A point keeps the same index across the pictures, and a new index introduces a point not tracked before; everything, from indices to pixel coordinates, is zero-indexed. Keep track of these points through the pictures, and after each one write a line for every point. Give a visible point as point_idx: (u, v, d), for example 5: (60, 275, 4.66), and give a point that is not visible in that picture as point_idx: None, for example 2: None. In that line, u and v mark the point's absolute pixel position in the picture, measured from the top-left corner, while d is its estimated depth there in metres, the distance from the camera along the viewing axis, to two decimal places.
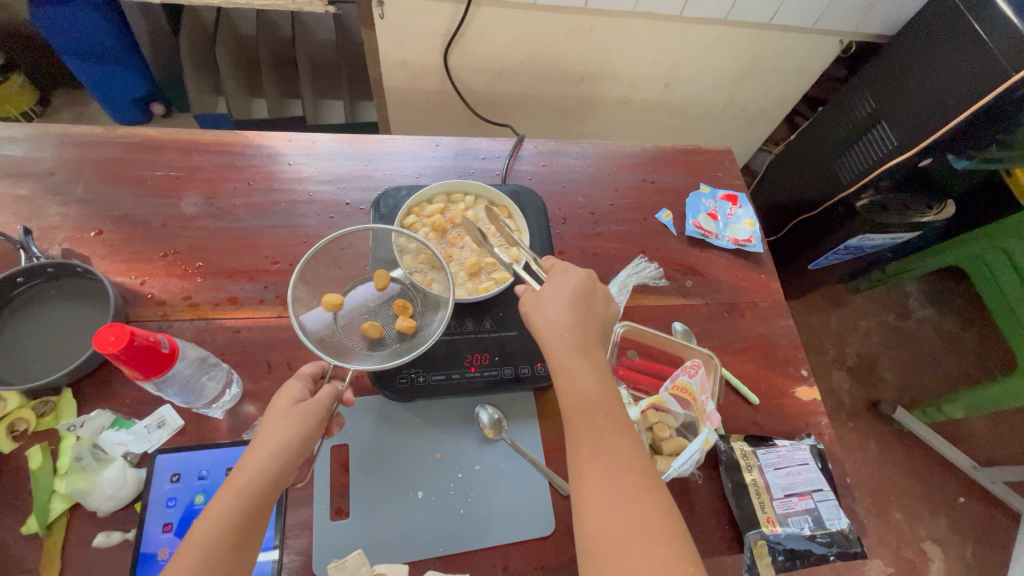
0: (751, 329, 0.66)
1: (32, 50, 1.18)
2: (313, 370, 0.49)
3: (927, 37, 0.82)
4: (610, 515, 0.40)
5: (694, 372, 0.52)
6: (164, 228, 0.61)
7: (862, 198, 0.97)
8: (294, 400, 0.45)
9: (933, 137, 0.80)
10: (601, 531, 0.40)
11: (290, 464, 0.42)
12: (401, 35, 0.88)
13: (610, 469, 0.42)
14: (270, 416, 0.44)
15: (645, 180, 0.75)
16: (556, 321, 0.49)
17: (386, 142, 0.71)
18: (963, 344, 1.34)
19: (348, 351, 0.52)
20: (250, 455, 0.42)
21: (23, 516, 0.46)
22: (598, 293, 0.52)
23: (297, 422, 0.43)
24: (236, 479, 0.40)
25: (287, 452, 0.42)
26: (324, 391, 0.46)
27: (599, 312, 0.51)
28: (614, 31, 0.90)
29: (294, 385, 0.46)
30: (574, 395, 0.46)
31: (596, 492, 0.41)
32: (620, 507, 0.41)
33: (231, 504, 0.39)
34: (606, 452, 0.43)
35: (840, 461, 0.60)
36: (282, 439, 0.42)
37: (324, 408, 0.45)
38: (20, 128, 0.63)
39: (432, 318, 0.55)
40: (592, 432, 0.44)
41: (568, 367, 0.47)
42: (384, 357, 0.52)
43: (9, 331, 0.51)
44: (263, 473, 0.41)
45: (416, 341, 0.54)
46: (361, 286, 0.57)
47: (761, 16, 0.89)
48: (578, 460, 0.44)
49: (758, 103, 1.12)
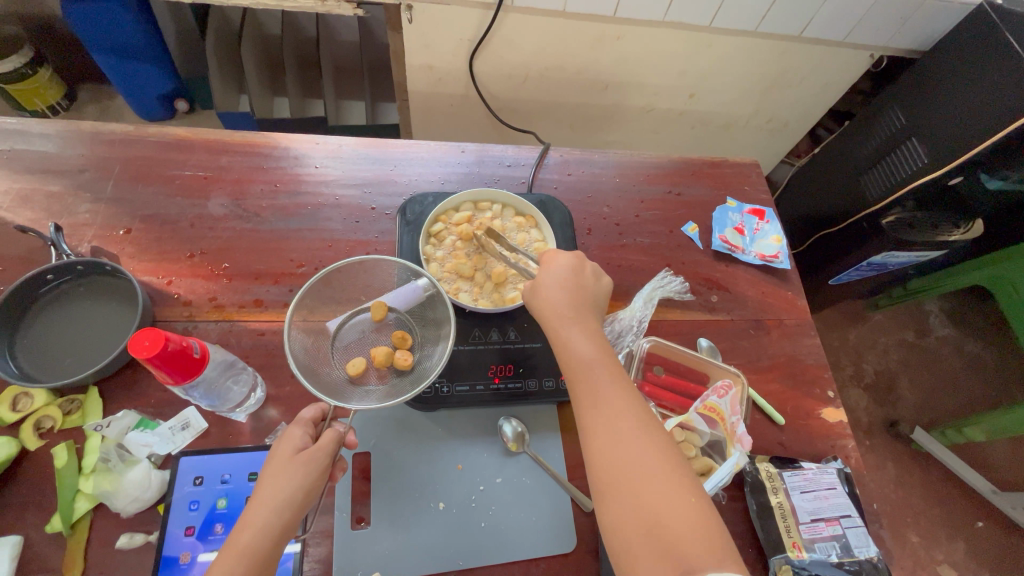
0: (777, 348, 0.65)
1: (61, 45, 1.19)
2: (313, 414, 0.47)
3: (963, 55, 0.81)
4: (616, 464, 0.40)
5: (725, 392, 0.51)
6: (191, 228, 0.61)
7: (887, 215, 0.96)
8: (296, 450, 0.43)
9: (966, 155, 0.79)
10: (610, 476, 0.40)
11: (294, 519, 0.41)
12: (428, 40, 0.88)
13: (610, 419, 0.42)
14: (272, 469, 0.42)
15: (671, 193, 0.74)
16: (548, 302, 0.49)
17: (412, 147, 0.71)
18: (984, 365, 1.31)
19: (347, 390, 0.50)
20: (251, 512, 0.40)
21: (48, 515, 0.47)
22: (586, 270, 0.52)
23: (298, 475, 0.42)
24: (237, 540, 0.39)
25: (289, 508, 0.41)
26: (325, 436, 0.44)
27: (590, 287, 0.51)
28: (641, 40, 0.89)
29: (295, 433, 0.44)
30: (571, 359, 0.46)
31: (599, 441, 0.42)
32: (624, 452, 0.41)
33: (235, 566, 0.38)
34: (605, 403, 0.43)
35: (867, 486, 0.59)
36: (284, 495, 0.41)
37: (325, 456, 0.43)
38: (52, 125, 0.64)
39: (431, 351, 0.54)
40: (588, 388, 0.44)
41: (565, 335, 0.47)
42: (385, 394, 0.51)
43: (38, 328, 0.52)
44: (267, 533, 0.40)
45: (416, 375, 0.52)
46: (361, 315, 0.56)
47: (791, 28, 0.88)
48: (581, 418, 0.44)
49: (783, 115, 1.11)
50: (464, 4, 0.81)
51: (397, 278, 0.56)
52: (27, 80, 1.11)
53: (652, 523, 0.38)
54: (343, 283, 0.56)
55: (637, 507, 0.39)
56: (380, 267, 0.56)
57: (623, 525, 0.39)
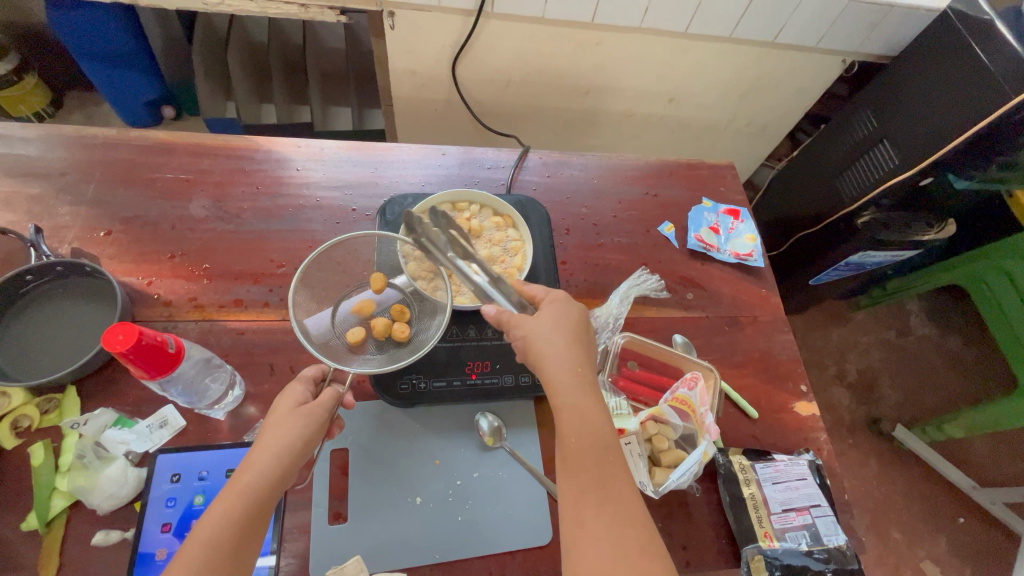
0: (752, 343, 0.67)
1: (48, 52, 1.20)
2: (314, 372, 0.49)
3: (931, 59, 0.83)
4: (609, 556, 0.39)
5: (694, 384, 0.53)
6: (172, 229, 0.62)
7: (863, 215, 0.97)
8: (296, 404, 0.45)
9: (932, 156, 0.81)
10: (597, 568, 0.38)
11: (292, 466, 0.42)
12: (411, 46, 0.90)
13: (614, 509, 0.40)
14: (275, 417, 0.43)
15: (649, 194, 0.76)
16: (551, 341, 0.47)
17: (393, 150, 0.72)
18: (963, 363, 1.34)
19: (348, 356, 0.53)
20: (251, 457, 0.41)
21: (23, 513, 0.47)
22: (598, 328, 0.51)
23: (297, 426, 0.43)
24: (237, 480, 0.40)
25: (289, 455, 0.42)
26: (325, 394, 0.45)
27: (595, 342, 0.50)
28: (619, 45, 0.92)
29: (296, 387, 0.46)
30: (584, 431, 0.43)
31: (597, 527, 0.40)
32: (618, 547, 0.39)
33: (234, 505, 0.38)
34: (609, 489, 0.41)
35: (838, 477, 0.60)
36: (283, 442, 0.42)
37: (325, 411, 0.45)
38: (34, 129, 0.65)
39: (428, 324, 0.56)
40: (598, 467, 0.42)
41: (579, 403, 0.45)
42: (383, 362, 0.53)
43: (16, 328, 0.52)
44: (265, 476, 0.40)
45: (413, 346, 0.55)
46: (363, 289, 0.59)
47: (765, 34, 0.90)
48: (579, 497, 0.41)
49: (761, 119, 1.14)
50: (445, 11, 0.83)
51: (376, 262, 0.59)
52: (12, 86, 1.12)
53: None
54: (344, 261, 0.58)
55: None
56: (378, 247, 0.58)
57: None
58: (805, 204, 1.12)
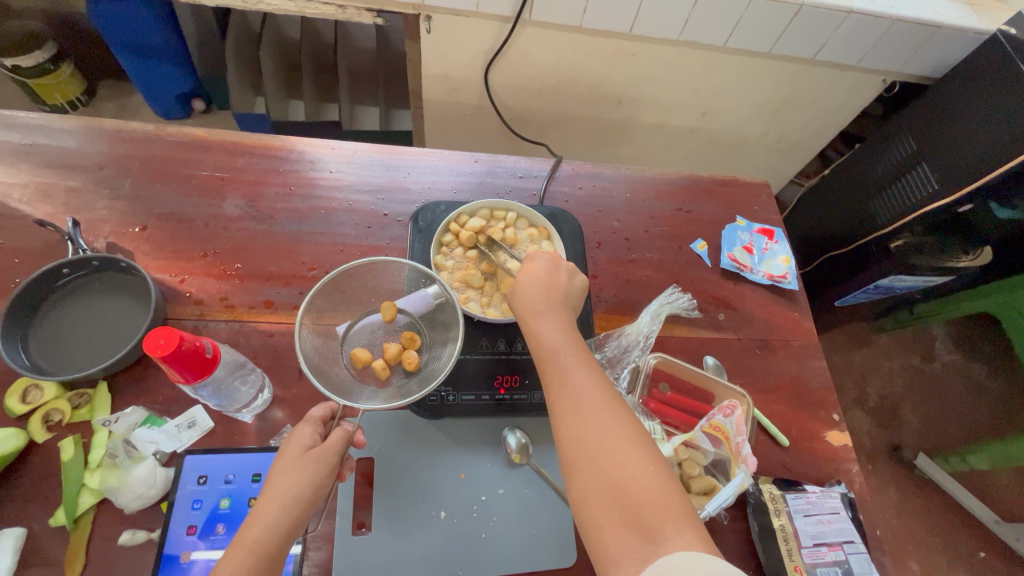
0: (783, 368, 0.65)
1: (84, 42, 1.21)
2: (322, 413, 0.47)
3: (979, 83, 0.81)
4: (582, 436, 0.40)
5: (731, 412, 0.51)
6: (206, 227, 0.62)
7: (896, 239, 0.96)
8: (304, 448, 0.43)
9: (977, 180, 0.79)
10: (573, 449, 0.40)
11: (303, 516, 0.41)
12: (445, 50, 0.90)
13: (576, 395, 0.42)
14: (280, 465, 0.42)
15: (681, 210, 0.75)
16: (523, 298, 0.50)
17: (425, 155, 0.71)
18: (990, 393, 1.30)
19: (356, 388, 0.51)
20: (259, 509, 0.40)
21: (52, 508, 0.47)
22: (562, 270, 0.52)
23: (307, 472, 0.42)
24: (246, 535, 0.39)
25: (298, 505, 0.41)
26: (335, 434, 0.44)
27: (563, 284, 0.51)
28: (655, 57, 0.90)
29: (303, 430, 0.45)
30: (540, 344, 0.46)
31: (566, 414, 0.42)
32: (589, 425, 0.40)
33: (244, 561, 0.38)
34: (571, 380, 0.43)
35: (870, 511, 0.58)
36: (293, 491, 0.41)
37: (335, 455, 0.44)
38: (74, 121, 0.65)
39: (439, 352, 0.54)
40: (557, 368, 0.44)
41: (534, 325, 0.47)
42: (392, 395, 0.52)
43: (50, 322, 0.52)
44: (274, 529, 0.40)
45: (423, 377, 0.53)
46: (373, 314, 0.57)
47: (805, 51, 0.89)
48: (549, 395, 0.44)
49: (794, 135, 1.12)
50: (482, 16, 0.83)
51: (406, 284, 0.58)
52: (48, 75, 1.13)
53: (615, 491, 0.38)
54: (356, 284, 0.57)
55: (601, 474, 0.38)
56: (391, 269, 0.56)
57: (589, 495, 0.38)
58: (835, 224, 1.10)
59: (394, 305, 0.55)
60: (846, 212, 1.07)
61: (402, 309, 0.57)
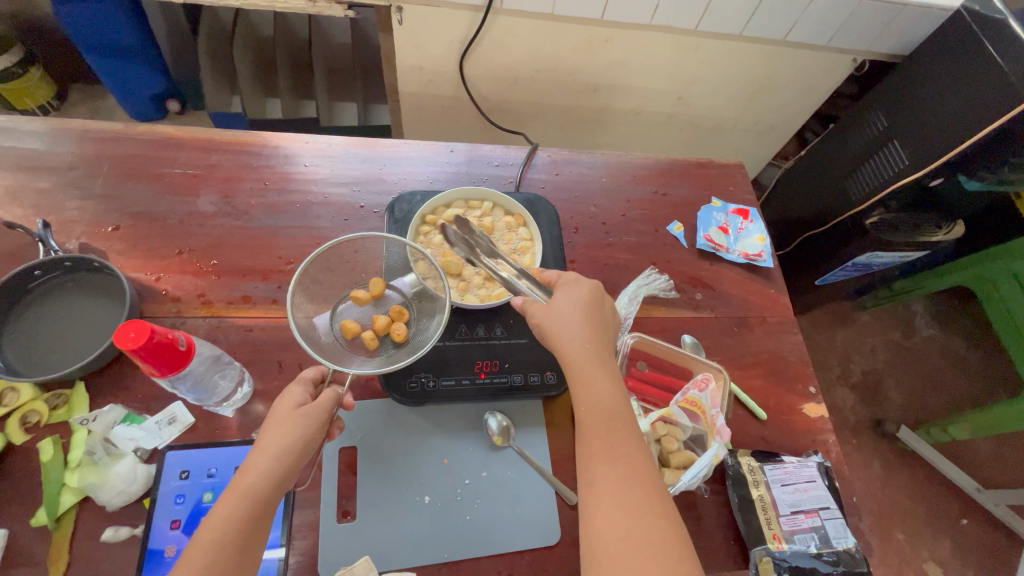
0: (760, 345, 0.66)
1: (52, 44, 1.19)
2: (314, 374, 0.48)
3: (943, 59, 0.82)
4: (615, 487, 0.41)
5: (705, 386, 0.52)
6: (180, 225, 0.62)
7: (870, 215, 0.97)
8: (296, 404, 0.44)
9: (947, 155, 0.80)
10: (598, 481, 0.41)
11: (294, 467, 0.42)
12: (419, 41, 0.89)
13: (614, 447, 0.43)
14: (273, 419, 0.43)
15: (658, 193, 0.75)
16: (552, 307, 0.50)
17: (402, 146, 0.71)
18: (969, 365, 1.33)
19: (346, 356, 0.52)
20: (253, 459, 0.41)
21: (33, 508, 0.47)
22: (605, 302, 0.52)
23: (298, 426, 0.43)
24: (239, 483, 0.40)
25: (289, 456, 0.41)
26: (325, 394, 0.45)
27: (606, 316, 0.51)
28: (629, 42, 0.91)
29: (295, 389, 0.46)
30: (581, 379, 0.46)
31: (603, 464, 0.42)
32: (623, 483, 0.41)
33: (236, 507, 0.38)
34: (612, 431, 0.44)
35: (847, 479, 0.60)
36: (284, 443, 0.42)
37: (324, 412, 0.44)
38: (42, 122, 0.64)
39: (427, 325, 0.55)
40: (593, 403, 0.45)
41: (578, 358, 0.47)
42: (381, 362, 0.53)
43: (23, 325, 0.52)
44: (266, 477, 0.40)
45: (411, 348, 0.54)
46: (362, 289, 0.58)
47: (777, 32, 0.89)
48: (583, 438, 0.44)
49: (769, 118, 1.13)
50: (455, 6, 0.82)
51: (381, 262, 0.58)
52: (17, 79, 1.11)
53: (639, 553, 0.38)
54: (339, 265, 0.57)
55: (627, 532, 0.39)
56: (377, 247, 0.57)
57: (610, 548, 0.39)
58: (813, 204, 1.11)
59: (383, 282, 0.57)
60: (822, 192, 1.08)
61: (391, 284, 0.58)
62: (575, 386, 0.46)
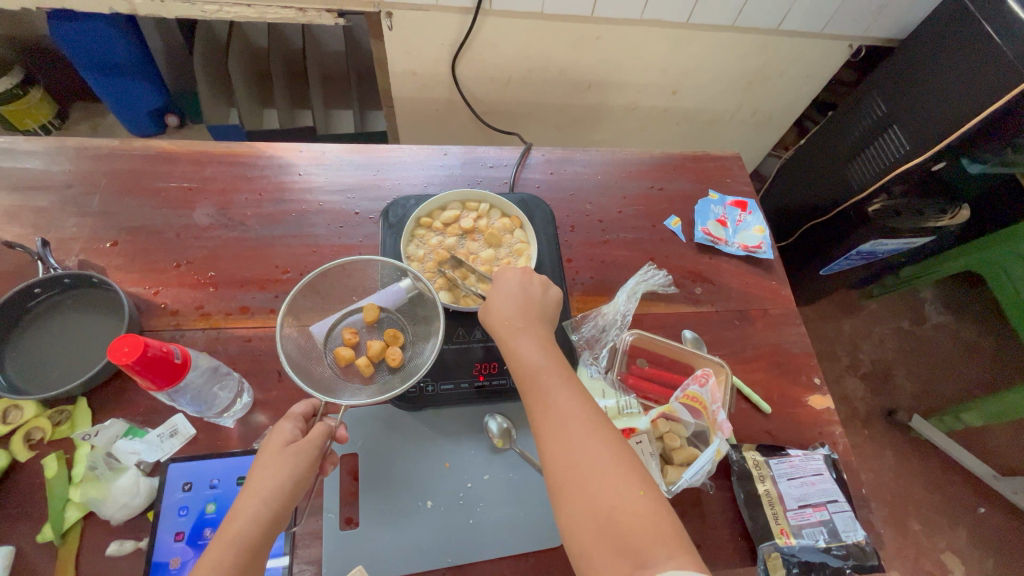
0: (762, 337, 0.65)
1: (51, 64, 1.21)
2: (304, 409, 0.48)
3: (938, 42, 0.81)
4: (568, 461, 0.41)
5: (704, 381, 0.53)
6: (177, 238, 0.62)
7: (874, 202, 0.95)
8: (286, 442, 0.44)
9: (947, 140, 0.79)
10: (561, 477, 0.41)
11: (284, 508, 0.42)
12: (409, 46, 0.89)
13: (567, 433, 0.42)
14: (262, 460, 0.43)
15: (654, 188, 0.75)
16: (498, 314, 0.51)
17: (394, 152, 0.71)
18: (981, 350, 1.31)
19: (339, 386, 0.51)
20: (241, 504, 0.41)
21: (39, 525, 0.47)
22: (535, 283, 0.54)
23: (287, 466, 0.42)
24: (227, 530, 0.39)
25: (279, 498, 0.41)
26: (315, 430, 0.45)
27: (537, 298, 0.53)
28: (620, 38, 0.90)
29: (284, 425, 0.45)
30: (521, 363, 0.47)
31: (552, 441, 0.42)
32: (574, 454, 0.41)
33: (225, 555, 0.38)
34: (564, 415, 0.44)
35: (855, 471, 0.59)
36: (273, 485, 0.41)
37: (314, 447, 0.44)
38: (39, 142, 0.65)
39: (422, 348, 0.55)
40: (539, 394, 0.45)
41: (514, 344, 0.49)
42: (375, 391, 0.52)
43: (24, 342, 0.52)
44: (256, 522, 0.40)
45: (407, 372, 0.54)
46: (354, 313, 0.57)
47: (769, 22, 0.89)
48: (534, 422, 0.44)
49: (766, 108, 1.12)
50: (443, 10, 0.82)
51: (370, 283, 0.58)
52: (18, 100, 1.13)
53: (601, 516, 0.38)
54: (331, 283, 0.56)
55: (588, 502, 0.39)
56: (368, 269, 0.56)
57: (577, 523, 0.39)
58: (815, 193, 1.10)
59: (376, 306, 0.56)
60: (824, 180, 1.06)
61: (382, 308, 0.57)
62: (572, 386, 0.46)
